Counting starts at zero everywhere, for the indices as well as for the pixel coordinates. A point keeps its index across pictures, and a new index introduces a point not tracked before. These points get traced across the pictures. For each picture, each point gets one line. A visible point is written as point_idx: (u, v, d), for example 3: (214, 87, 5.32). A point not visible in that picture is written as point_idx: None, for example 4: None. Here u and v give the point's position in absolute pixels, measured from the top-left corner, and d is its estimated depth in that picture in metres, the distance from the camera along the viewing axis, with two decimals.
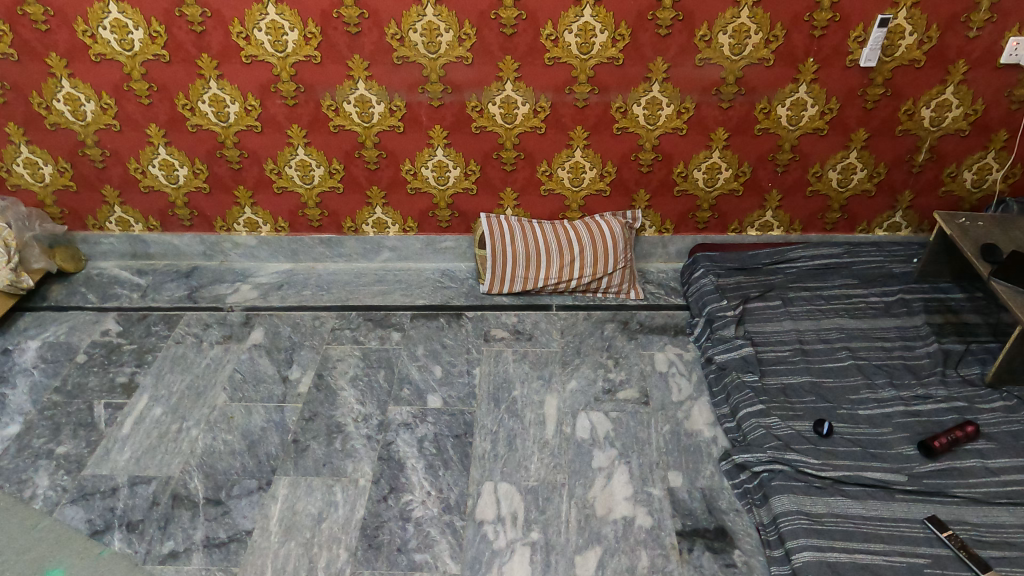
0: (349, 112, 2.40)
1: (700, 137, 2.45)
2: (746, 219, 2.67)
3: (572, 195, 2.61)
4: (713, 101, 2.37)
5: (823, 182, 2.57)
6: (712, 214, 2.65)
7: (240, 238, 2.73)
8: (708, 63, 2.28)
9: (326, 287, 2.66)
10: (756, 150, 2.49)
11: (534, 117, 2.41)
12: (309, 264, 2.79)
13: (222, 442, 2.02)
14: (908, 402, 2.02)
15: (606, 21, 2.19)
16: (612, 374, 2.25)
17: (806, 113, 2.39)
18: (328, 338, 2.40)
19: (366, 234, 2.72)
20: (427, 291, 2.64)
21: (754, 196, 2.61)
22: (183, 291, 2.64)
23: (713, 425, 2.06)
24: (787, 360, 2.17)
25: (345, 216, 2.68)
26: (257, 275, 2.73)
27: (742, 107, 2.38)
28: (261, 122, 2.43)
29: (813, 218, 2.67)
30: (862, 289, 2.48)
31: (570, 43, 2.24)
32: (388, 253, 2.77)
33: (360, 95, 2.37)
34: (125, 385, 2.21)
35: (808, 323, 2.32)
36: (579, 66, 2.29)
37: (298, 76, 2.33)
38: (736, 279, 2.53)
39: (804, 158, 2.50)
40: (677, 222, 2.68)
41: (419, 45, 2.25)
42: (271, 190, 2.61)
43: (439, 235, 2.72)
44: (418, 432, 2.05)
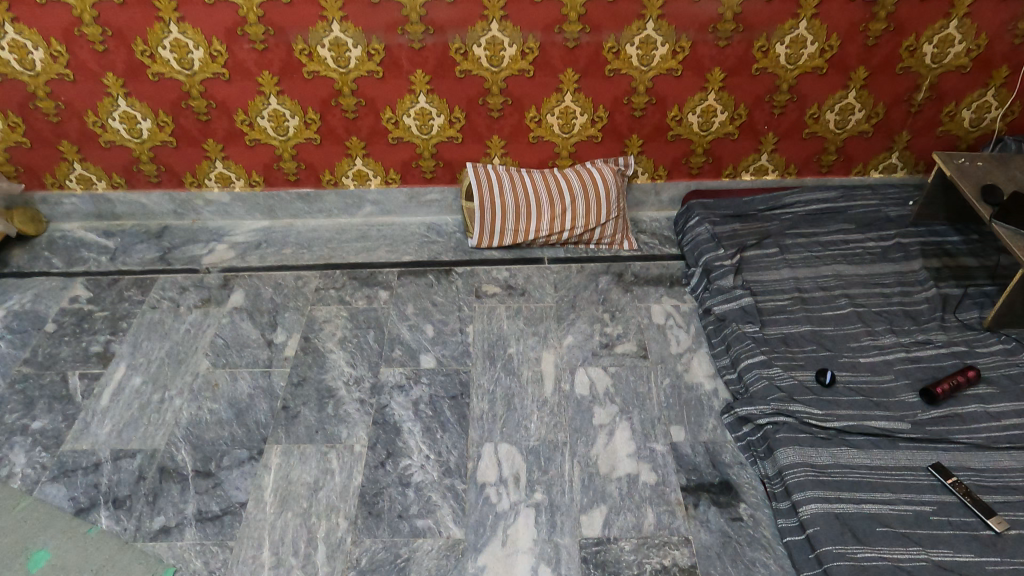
0: (323, 56, 2.24)
1: (696, 78, 2.34)
2: (741, 163, 2.58)
3: (562, 142, 2.49)
4: (709, 39, 2.25)
5: (821, 124, 2.48)
6: (706, 159, 2.56)
7: (212, 195, 2.57)
8: None
9: (307, 245, 2.54)
10: (753, 91, 2.38)
11: (522, 60, 2.27)
12: (287, 220, 2.65)
13: (207, 411, 1.93)
14: (908, 349, 2.00)
15: None
16: (609, 328, 2.20)
17: (806, 52, 2.29)
18: (312, 299, 2.30)
19: (346, 187, 2.58)
20: (414, 247, 2.53)
21: (750, 140, 2.52)
22: (155, 252, 2.50)
23: (713, 377, 2.03)
24: (787, 309, 2.13)
25: (324, 169, 2.53)
26: (233, 233, 2.60)
27: (740, 45, 2.27)
28: (228, 69, 2.26)
29: (808, 162, 2.59)
30: (858, 234, 2.43)
31: None
32: (371, 207, 2.64)
33: (335, 38, 2.21)
34: (100, 354, 2.10)
35: (806, 270, 2.27)
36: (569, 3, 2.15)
37: (267, 18, 2.15)
38: (732, 227, 2.47)
39: (802, 99, 2.41)
40: (670, 168, 2.58)
41: None
42: (242, 143, 2.45)
43: (424, 187, 2.59)
44: (413, 394, 1.99)
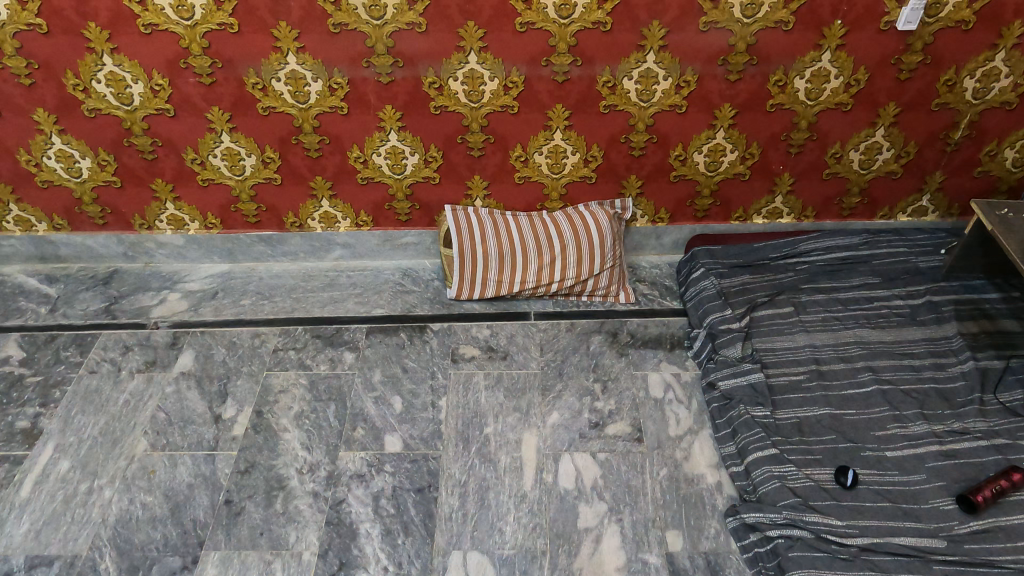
0: (280, 91, 1.98)
1: (702, 115, 2.07)
2: (753, 205, 2.31)
3: (552, 183, 2.23)
4: (718, 72, 1.98)
5: (843, 164, 2.20)
6: (713, 201, 2.29)
7: (165, 238, 2.33)
8: (714, 27, 1.88)
9: (269, 294, 2.29)
10: (768, 128, 2.11)
11: (504, 94, 2.01)
12: (249, 264, 2.41)
13: (139, 506, 1.70)
14: (942, 440, 1.73)
15: None
16: (600, 403, 1.95)
17: (829, 86, 2.01)
18: (268, 363, 2.06)
19: (312, 230, 2.33)
20: (386, 298, 2.28)
21: (763, 180, 2.24)
22: (100, 303, 2.26)
23: (717, 467, 1.78)
24: (802, 386, 1.87)
25: (287, 211, 2.28)
26: (189, 280, 2.35)
27: (753, 79, 1.99)
28: (173, 104, 2.00)
29: (828, 204, 2.32)
30: (884, 290, 2.16)
31: (546, 5, 1.82)
32: (341, 250, 2.38)
33: (292, 71, 1.94)
34: (26, 431, 1.87)
35: (825, 337, 2.01)
36: (557, 32, 1.88)
37: (213, 48, 1.89)
38: (741, 280, 2.20)
39: (823, 137, 2.13)
40: (673, 210, 2.31)
41: (359, 9, 1.81)
42: (194, 183, 2.20)
43: (398, 229, 2.34)
44: (374, 486, 1.75)
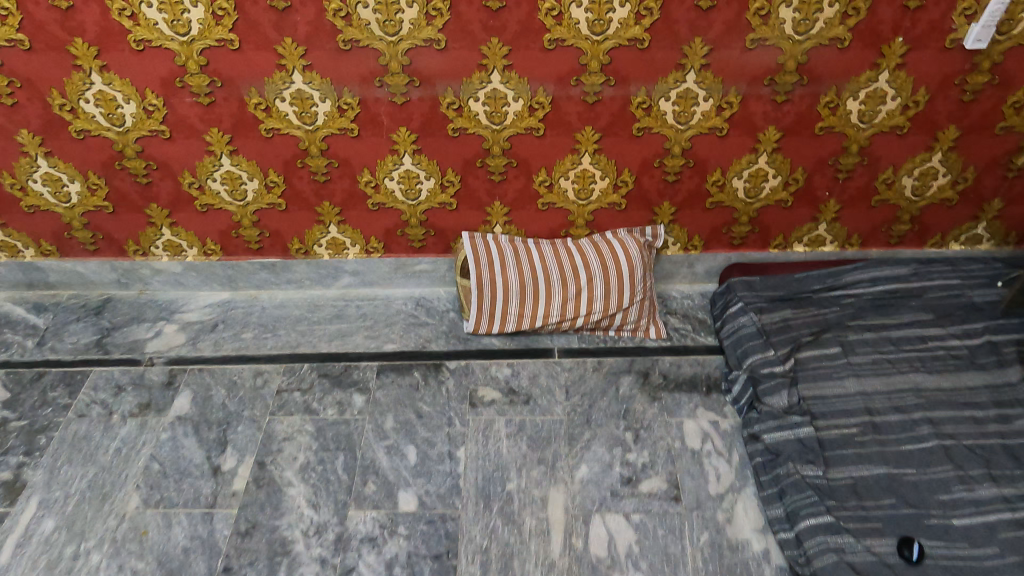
0: (284, 112, 1.81)
1: (745, 138, 1.89)
2: (794, 232, 2.14)
3: (578, 210, 2.06)
4: (764, 93, 1.80)
5: (895, 191, 2.03)
6: (752, 228, 2.12)
7: (161, 264, 2.17)
8: (762, 45, 1.71)
9: (272, 327, 2.13)
10: (814, 153, 1.93)
11: (529, 116, 1.84)
12: (251, 292, 2.25)
13: (130, 574, 1.55)
14: (1014, 506, 1.57)
15: None
16: (631, 455, 1.79)
17: (884, 108, 1.84)
18: (272, 407, 1.90)
19: (319, 257, 2.17)
20: (398, 332, 2.12)
21: (806, 207, 2.07)
22: (92, 335, 2.10)
23: (763, 532, 1.62)
24: (855, 441, 1.71)
25: (292, 237, 2.12)
26: (186, 310, 2.20)
27: (802, 101, 1.82)
28: (168, 126, 1.84)
29: (875, 232, 2.14)
30: (938, 328, 1.99)
31: (578, 20, 1.65)
32: (349, 278, 2.22)
33: (297, 90, 1.78)
34: (7, 483, 1.72)
35: (877, 382, 1.84)
36: (589, 50, 1.71)
37: (211, 66, 1.73)
38: (782, 315, 2.03)
39: (874, 162, 1.96)
40: (708, 238, 2.15)
41: (372, 24, 1.65)
42: (192, 208, 2.03)
43: (411, 256, 2.17)
44: (387, 551, 1.59)
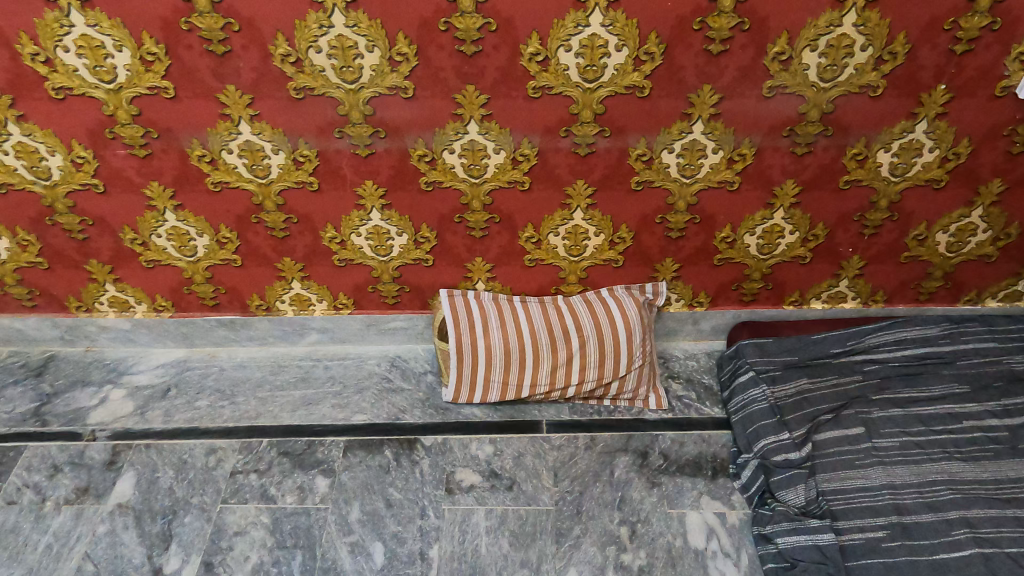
0: (232, 164, 1.59)
1: (759, 192, 1.66)
2: (811, 289, 1.91)
3: (569, 266, 1.83)
4: (782, 145, 1.57)
5: (927, 247, 1.80)
6: (765, 284, 1.89)
7: (108, 321, 1.96)
8: (781, 92, 1.47)
9: (230, 393, 1.92)
10: (838, 207, 1.70)
11: (513, 169, 1.61)
12: (209, 349, 2.04)
13: None
14: None
15: (625, 32, 1.36)
16: (627, 556, 1.56)
17: (920, 161, 1.60)
18: (224, 492, 1.69)
19: (282, 313, 1.95)
20: (369, 399, 1.91)
21: (826, 263, 1.84)
22: (29, 402, 1.89)
23: None
24: (883, 549, 1.48)
25: (251, 293, 1.90)
26: (137, 371, 1.99)
27: (825, 153, 1.58)
28: (101, 179, 1.61)
29: (903, 289, 1.92)
30: (973, 404, 1.77)
31: (567, 66, 1.42)
32: (316, 335, 2.01)
33: (246, 142, 1.55)
34: None
35: (906, 473, 1.62)
36: (580, 98, 1.47)
37: (144, 115, 1.50)
38: (798, 386, 1.81)
39: (905, 217, 1.73)
40: (715, 294, 1.92)
41: (327, 71, 1.42)
42: (137, 264, 1.82)
43: (385, 313, 1.96)
44: None
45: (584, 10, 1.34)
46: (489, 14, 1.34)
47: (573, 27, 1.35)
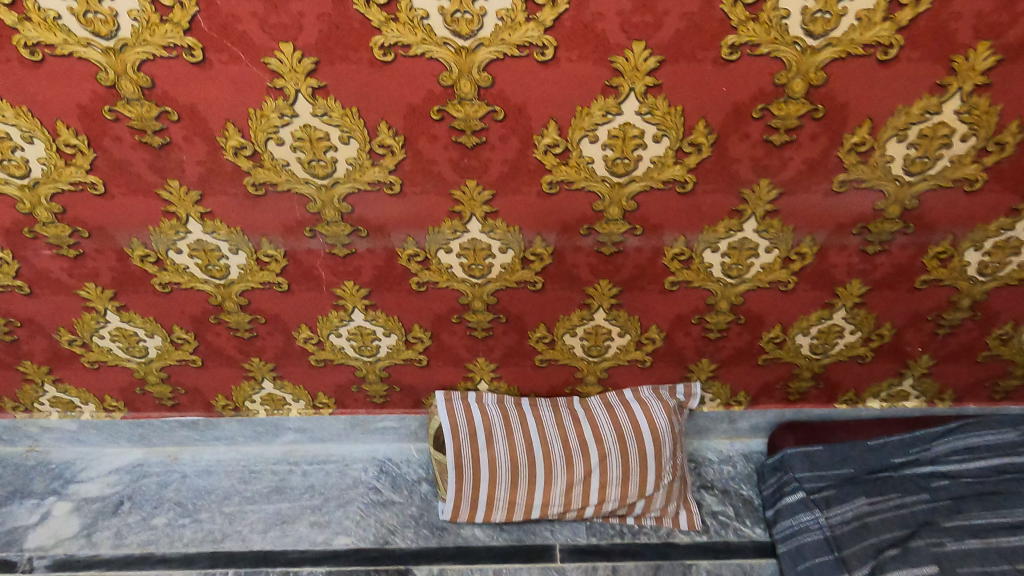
0: (183, 265, 1.31)
1: (818, 292, 1.38)
2: (869, 388, 1.64)
3: (588, 367, 1.56)
4: (851, 243, 1.29)
5: (1010, 346, 1.53)
6: (815, 384, 1.62)
7: (50, 422, 1.69)
8: (856, 187, 1.18)
9: (192, 508, 1.64)
10: (911, 307, 1.42)
11: (522, 268, 1.33)
12: (170, 450, 1.77)
13: None
14: None
15: (666, 121, 1.08)
16: None
17: (1016, 259, 1.32)
18: None
19: (252, 413, 1.68)
20: (354, 517, 1.62)
21: (890, 363, 1.57)
22: None
23: None
24: None
25: (215, 393, 1.63)
26: (85, 477, 1.71)
27: (902, 252, 1.30)
28: (26, 280, 1.34)
29: (976, 387, 1.64)
30: None
31: (592, 158, 1.14)
32: (293, 435, 1.73)
33: (198, 241, 1.27)
34: None
35: None
36: (607, 194, 1.19)
37: (70, 213, 1.22)
38: (856, 508, 1.51)
39: (989, 316, 1.45)
40: (756, 393, 1.65)
41: (293, 164, 1.13)
42: (79, 365, 1.54)
43: (371, 413, 1.68)
44: None
45: (616, 96, 1.05)
46: (495, 100, 1.05)
47: (600, 115, 1.07)
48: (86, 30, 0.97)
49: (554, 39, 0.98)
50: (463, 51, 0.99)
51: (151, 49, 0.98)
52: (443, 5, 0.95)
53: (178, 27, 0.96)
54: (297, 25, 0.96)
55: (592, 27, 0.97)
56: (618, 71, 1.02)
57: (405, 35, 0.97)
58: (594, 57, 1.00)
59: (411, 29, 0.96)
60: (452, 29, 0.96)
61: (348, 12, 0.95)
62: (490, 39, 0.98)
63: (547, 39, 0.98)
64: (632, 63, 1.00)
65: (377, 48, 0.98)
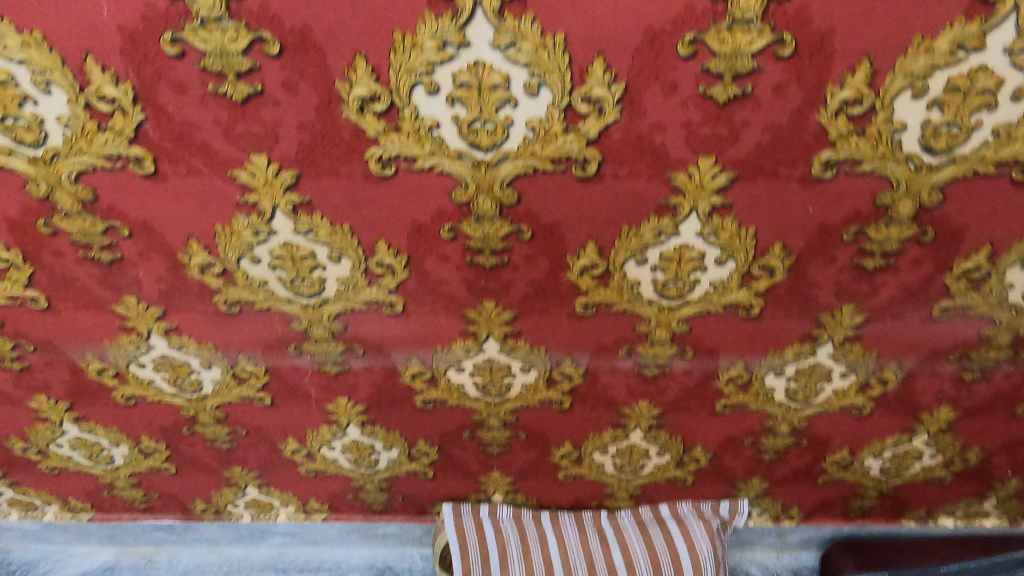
0: (148, 379, 1.11)
1: (898, 418, 1.16)
2: (944, 507, 1.41)
3: (619, 483, 1.34)
4: (946, 370, 1.07)
5: None
6: (882, 502, 1.40)
7: (9, 522, 1.49)
8: (961, 314, 0.97)
9: None
10: (1007, 433, 1.20)
11: (547, 387, 1.12)
12: (145, 551, 1.57)
13: None
14: None
15: (733, 243, 0.86)
16: None
17: None
18: None
19: (235, 518, 1.48)
20: None
21: (972, 485, 1.34)
22: None
23: None
24: None
25: (193, 498, 1.43)
26: None
27: (1006, 379, 1.08)
28: None
29: None
30: None
31: (638, 280, 0.92)
32: (282, 538, 1.52)
33: (164, 356, 1.07)
34: None
35: None
36: (654, 316, 0.98)
37: (10, 326, 1.02)
38: None
39: None
40: (813, 509, 1.43)
41: (273, 282, 0.93)
42: (37, 470, 1.35)
43: (370, 521, 1.48)
44: None
45: (673, 215, 0.83)
46: (521, 218, 0.84)
47: (651, 236, 0.86)
48: (7, 138, 0.77)
49: (599, 152, 0.76)
50: (483, 165, 0.78)
51: (90, 160, 0.77)
52: (459, 112, 0.73)
53: (120, 136, 0.75)
54: (271, 134, 0.75)
55: (649, 139, 0.75)
56: (678, 189, 0.80)
57: (409, 147, 0.76)
58: (649, 173, 0.78)
59: (417, 140, 0.75)
60: (469, 139, 0.75)
61: (336, 120, 0.73)
62: (517, 151, 0.76)
63: (591, 152, 0.76)
64: (697, 180, 0.79)
65: (373, 160, 0.77)
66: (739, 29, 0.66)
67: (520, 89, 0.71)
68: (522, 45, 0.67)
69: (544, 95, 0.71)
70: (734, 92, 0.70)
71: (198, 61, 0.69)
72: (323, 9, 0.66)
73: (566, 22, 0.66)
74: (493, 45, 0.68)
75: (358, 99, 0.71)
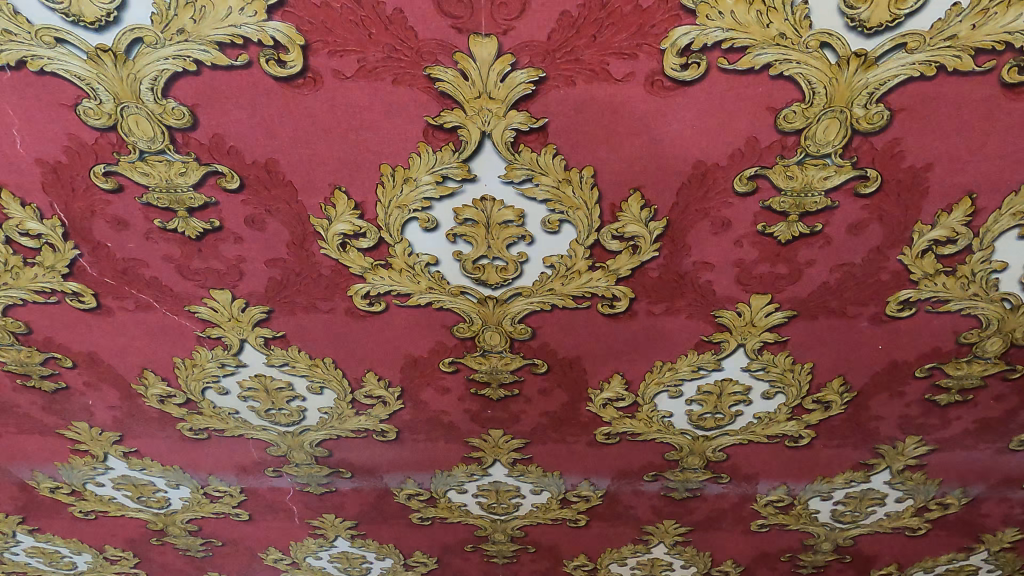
0: (107, 496, 0.93)
1: None
2: None
3: None
4: None
5: None
6: None
7: None
8: None
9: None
10: None
11: (559, 507, 0.91)
12: None
13: None
14: None
15: (786, 378, 0.73)
16: None
17: None
18: None
19: None
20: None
21: None
22: None
23: None
24: None
25: None
26: None
27: None
28: None
29: None
30: None
31: (671, 412, 0.78)
32: None
33: (123, 475, 0.90)
34: None
35: None
36: (687, 445, 0.83)
37: None
38: None
39: None
40: None
41: (245, 411, 0.79)
42: None
43: None
44: None
45: (715, 351, 0.70)
46: (535, 351, 0.71)
47: (689, 371, 0.72)
48: None
49: (630, 289, 0.64)
50: (490, 302, 0.66)
51: (18, 294, 0.66)
52: (462, 249, 0.62)
53: (51, 271, 0.64)
54: (235, 270, 0.64)
55: (692, 278, 0.64)
56: (723, 325, 0.67)
57: (401, 283, 0.65)
58: (690, 309, 0.66)
59: (411, 276, 0.64)
60: (475, 277, 0.64)
61: (312, 257, 0.63)
62: (532, 288, 0.65)
63: (620, 289, 0.64)
64: (747, 318, 0.66)
65: (359, 297, 0.66)
66: (812, 165, 0.56)
67: (537, 225, 0.60)
68: (541, 180, 0.57)
69: (565, 232, 0.60)
70: (800, 231, 0.60)
71: (139, 196, 0.59)
72: (294, 140, 0.56)
73: (595, 155, 0.56)
74: (505, 180, 0.57)
75: (339, 235, 0.61)
